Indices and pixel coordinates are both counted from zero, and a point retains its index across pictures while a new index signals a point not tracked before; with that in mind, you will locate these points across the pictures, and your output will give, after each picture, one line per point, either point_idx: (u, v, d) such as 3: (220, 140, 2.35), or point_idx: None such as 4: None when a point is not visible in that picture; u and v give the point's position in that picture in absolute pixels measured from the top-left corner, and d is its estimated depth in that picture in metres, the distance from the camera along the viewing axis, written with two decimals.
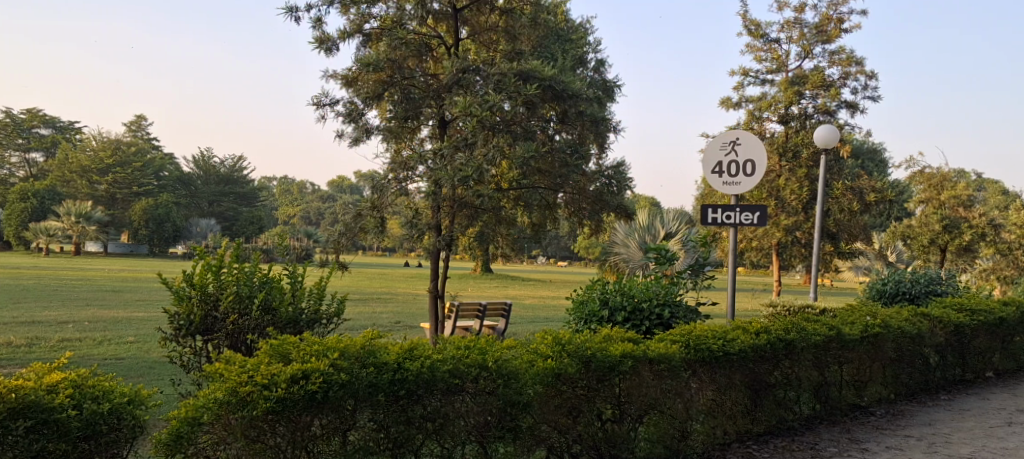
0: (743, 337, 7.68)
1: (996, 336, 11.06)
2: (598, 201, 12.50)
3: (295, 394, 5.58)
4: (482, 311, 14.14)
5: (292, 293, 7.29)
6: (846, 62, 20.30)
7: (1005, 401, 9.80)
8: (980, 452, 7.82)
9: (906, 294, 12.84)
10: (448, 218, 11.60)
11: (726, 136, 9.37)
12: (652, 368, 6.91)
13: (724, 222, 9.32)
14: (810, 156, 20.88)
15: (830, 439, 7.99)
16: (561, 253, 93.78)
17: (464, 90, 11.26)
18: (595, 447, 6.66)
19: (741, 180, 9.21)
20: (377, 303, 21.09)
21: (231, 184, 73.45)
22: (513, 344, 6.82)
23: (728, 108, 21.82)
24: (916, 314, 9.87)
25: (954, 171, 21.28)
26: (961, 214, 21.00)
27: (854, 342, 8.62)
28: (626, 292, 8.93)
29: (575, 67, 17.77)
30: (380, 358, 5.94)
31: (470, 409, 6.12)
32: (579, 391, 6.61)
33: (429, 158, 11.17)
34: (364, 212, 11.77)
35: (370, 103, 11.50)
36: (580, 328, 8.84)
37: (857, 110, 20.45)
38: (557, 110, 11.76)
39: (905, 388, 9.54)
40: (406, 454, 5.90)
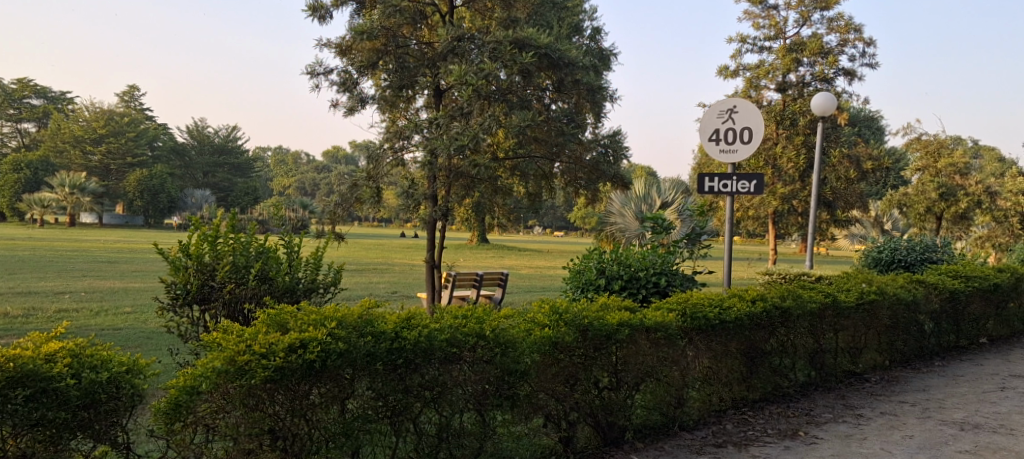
0: (739, 305, 7.69)
1: (990, 302, 11.11)
2: (594, 171, 12.50)
3: (293, 363, 5.58)
4: (479, 280, 14.15)
5: (288, 263, 7.29)
6: (844, 29, 20.24)
7: (999, 367, 9.85)
8: (973, 416, 7.87)
9: (902, 261, 12.88)
10: (444, 188, 11.58)
11: (723, 104, 9.31)
12: (649, 336, 6.94)
13: (721, 191, 9.29)
14: (807, 124, 20.85)
15: (825, 406, 8.05)
16: (558, 222, 93.77)
17: (459, 58, 11.24)
18: (593, 414, 6.71)
19: (738, 148, 9.21)
20: (374, 273, 21.13)
21: (226, 155, 73.25)
22: (510, 312, 6.83)
23: (726, 77, 21.79)
24: (911, 281, 9.91)
25: (951, 138, 21.26)
26: (956, 182, 21.03)
27: (849, 309, 8.65)
28: (622, 261, 8.96)
29: (570, 35, 17.70)
30: (377, 327, 5.94)
31: (468, 378, 6.14)
32: (576, 360, 6.63)
33: (425, 127, 11.15)
34: (360, 182, 11.77)
35: (365, 72, 11.45)
36: (577, 297, 8.86)
37: (854, 77, 20.43)
38: (553, 79, 11.72)
39: (900, 355, 9.60)
40: (404, 422, 5.94)
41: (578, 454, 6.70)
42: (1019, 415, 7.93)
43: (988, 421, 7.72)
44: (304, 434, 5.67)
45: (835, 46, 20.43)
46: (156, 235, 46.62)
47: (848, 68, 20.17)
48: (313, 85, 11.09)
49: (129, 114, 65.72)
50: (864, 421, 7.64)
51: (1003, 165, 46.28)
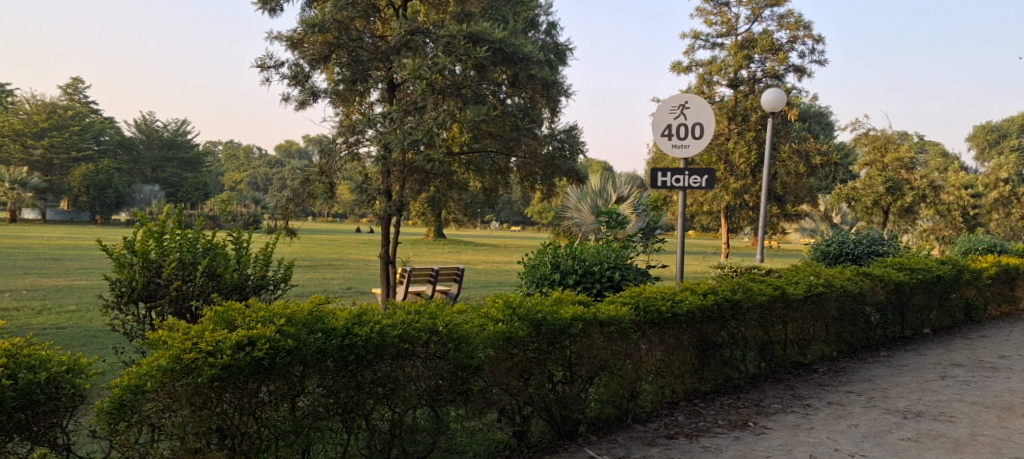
0: (690, 298, 7.78)
1: (934, 293, 11.36)
2: (549, 165, 12.57)
3: (241, 361, 5.54)
4: (434, 275, 14.12)
5: (237, 259, 7.22)
6: (794, 26, 20.49)
7: (941, 356, 10.08)
8: (916, 404, 8.04)
9: (849, 254, 13.08)
10: (398, 183, 11.53)
11: (675, 100, 9.42)
12: (603, 330, 6.98)
13: (673, 185, 9.36)
14: (758, 119, 21.07)
15: (773, 396, 8.17)
16: (514, 217, 94.00)
17: (412, 53, 11.21)
18: (547, 408, 6.75)
19: (690, 143, 9.28)
20: (327, 269, 21.01)
21: (175, 149, 72.40)
22: (463, 307, 6.84)
23: (680, 73, 21.96)
24: (858, 273, 10.10)
25: (897, 133, 21.65)
26: (903, 176, 21.43)
27: (798, 301, 8.78)
28: (577, 256, 9.00)
29: (525, 30, 17.74)
30: (328, 324, 5.92)
31: (421, 373, 6.14)
32: (529, 354, 6.66)
33: (378, 122, 11.11)
34: (312, 177, 11.70)
35: (316, 65, 11.30)
36: (531, 291, 8.87)
37: (804, 73, 20.70)
38: (508, 74, 11.77)
39: (847, 345, 9.78)
40: (356, 418, 5.93)
41: (532, 448, 6.75)
42: (960, 402, 8.12)
43: (929, 409, 7.89)
44: (253, 432, 5.65)
45: (786, 42, 20.70)
46: (97, 230, 45.95)
47: (798, 65, 20.44)
48: (264, 79, 11.01)
49: (74, 107, 64.58)
50: (812, 411, 7.77)
51: (948, 160, 47.24)
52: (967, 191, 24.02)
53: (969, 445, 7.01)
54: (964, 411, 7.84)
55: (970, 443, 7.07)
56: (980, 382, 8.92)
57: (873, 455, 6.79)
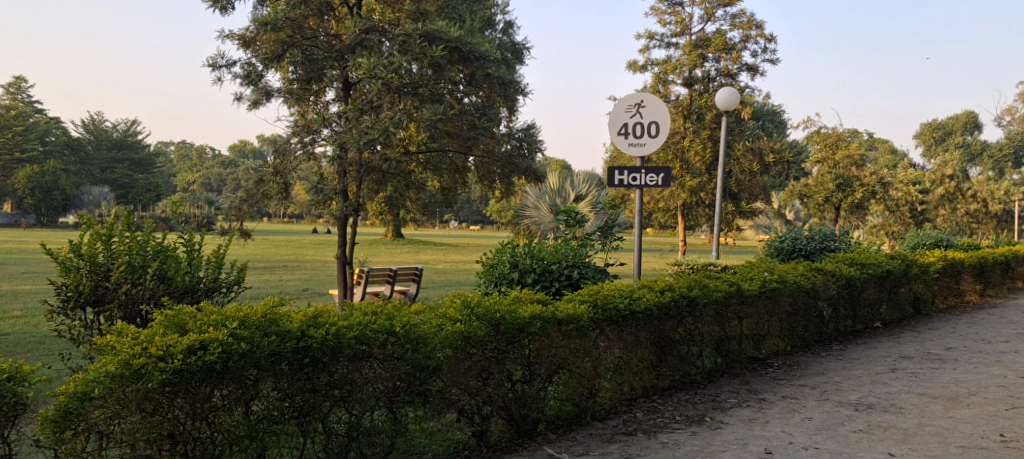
0: (647, 295, 7.81)
1: (884, 287, 11.55)
2: (507, 164, 12.56)
3: (193, 365, 5.45)
4: (392, 276, 14.04)
5: (188, 261, 7.11)
6: (747, 25, 20.69)
7: (892, 349, 10.22)
8: (867, 397, 8.14)
9: (802, 250, 13.23)
10: (354, 183, 11.44)
11: (630, 99, 9.45)
12: (561, 329, 6.99)
13: (630, 184, 9.38)
14: (712, 118, 21.35)
15: (730, 391, 8.23)
16: (473, 216, 93.97)
17: (368, 51, 11.10)
18: (506, 407, 6.73)
19: (646, 142, 9.32)
20: (282, 270, 20.81)
21: (126, 150, 71.33)
22: (421, 308, 6.79)
23: (635, 72, 22.07)
24: (810, 269, 10.21)
25: (847, 131, 22.03)
26: (853, 173, 21.81)
27: (753, 297, 8.85)
28: (535, 255, 8.99)
29: (481, 29, 17.74)
30: (282, 327, 5.85)
31: (378, 375, 6.09)
32: (488, 354, 6.63)
33: (334, 121, 11.02)
34: (266, 177, 11.57)
35: (270, 64, 11.22)
36: (490, 291, 8.84)
37: (757, 72, 20.91)
38: (465, 72, 11.74)
39: (801, 340, 9.88)
40: (312, 422, 5.86)
41: (492, 447, 6.72)
42: (909, 394, 8.23)
43: (880, 401, 7.99)
44: (206, 438, 5.56)
45: (739, 42, 20.90)
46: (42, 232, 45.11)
47: (751, 64, 20.65)
48: (215, 78, 10.87)
49: (17, 107, 63.27)
50: (767, 405, 7.84)
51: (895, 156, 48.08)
52: (915, 187, 24.46)
53: (918, 435, 7.10)
54: (913, 403, 7.94)
55: (919, 433, 7.16)
56: (929, 373, 9.06)
57: (826, 447, 6.85)
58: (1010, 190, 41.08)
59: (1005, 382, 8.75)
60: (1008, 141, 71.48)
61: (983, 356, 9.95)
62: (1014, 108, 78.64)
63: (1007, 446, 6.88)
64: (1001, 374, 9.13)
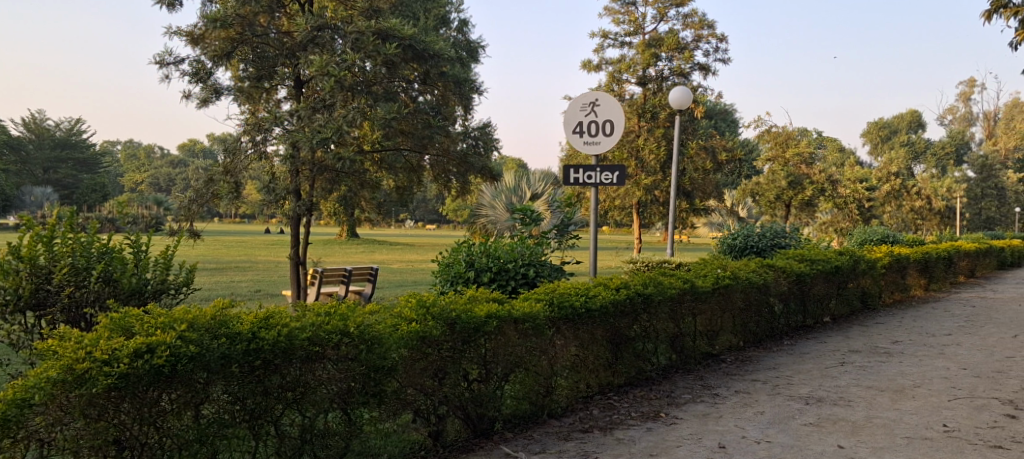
0: (603, 293, 7.80)
1: (833, 283, 11.69)
2: (462, 163, 12.51)
3: (139, 369, 5.33)
4: (347, 276, 13.90)
5: (136, 263, 6.99)
6: (699, 25, 20.83)
7: (841, 343, 10.34)
8: (817, 391, 8.21)
9: (754, 247, 13.34)
10: (307, 182, 11.30)
11: (585, 98, 9.43)
12: (517, 327, 6.95)
13: (585, 182, 9.35)
14: (666, 116, 21.54)
15: (684, 387, 8.25)
16: (429, 215, 93.94)
17: (319, 49, 10.98)
18: (462, 407, 6.68)
19: (601, 140, 9.30)
20: (234, 271, 20.54)
21: (70, 149, 69.99)
22: (375, 308, 6.70)
23: (590, 71, 22.12)
24: (762, 265, 10.30)
25: (797, 129, 22.45)
26: (803, 171, 22.28)
27: (706, 294, 8.90)
28: (491, 253, 8.92)
29: (437, 27, 17.75)
30: (232, 329, 5.73)
31: (331, 376, 6.00)
32: (444, 353, 6.56)
33: (285, 120, 10.88)
34: (216, 177, 11.38)
35: (219, 61, 11.01)
36: (446, 290, 8.76)
37: (709, 72, 21.06)
38: (419, 70, 11.67)
39: (753, 335, 9.96)
40: (264, 425, 5.76)
41: (448, 447, 6.66)
42: (857, 387, 8.31)
43: (829, 394, 8.06)
44: (154, 443, 5.43)
45: (691, 41, 21.02)
46: None
47: (703, 63, 20.80)
48: (163, 76, 10.67)
49: None
50: (720, 400, 7.87)
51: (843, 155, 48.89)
52: (862, 184, 24.93)
53: (866, 427, 7.17)
54: (861, 395, 8.02)
55: (867, 425, 7.22)
56: (876, 366, 9.17)
57: (777, 440, 6.88)
58: (952, 187, 42.10)
59: (948, 374, 8.88)
60: (952, 140, 73.11)
61: (928, 349, 10.11)
62: (956, 107, 80.47)
63: (950, 436, 6.97)
64: (945, 366, 9.27)
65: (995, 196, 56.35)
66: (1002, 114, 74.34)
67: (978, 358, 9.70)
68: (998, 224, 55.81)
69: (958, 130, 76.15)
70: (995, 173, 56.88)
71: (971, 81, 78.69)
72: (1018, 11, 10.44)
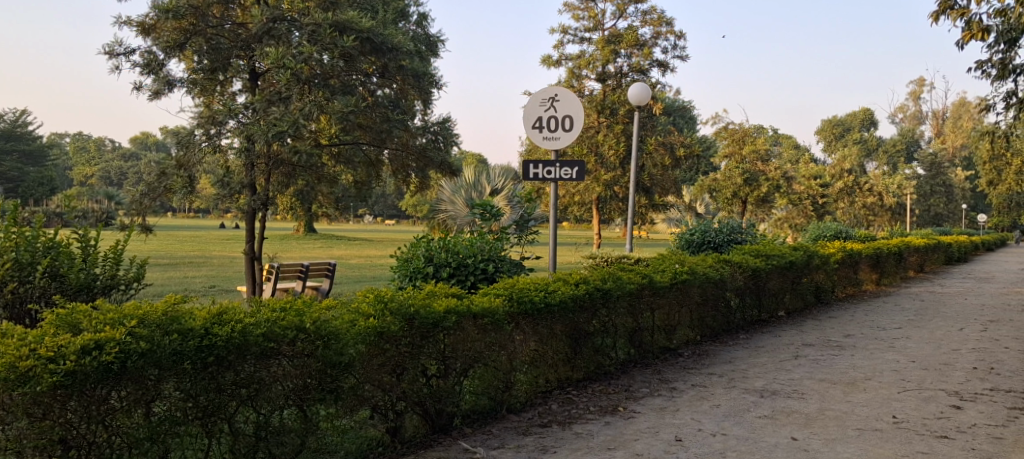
0: (562, 288, 7.78)
1: (787, 277, 11.81)
2: (421, 157, 12.47)
3: (87, 366, 5.21)
4: (304, 271, 13.74)
5: (84, 258, 6.84)
6: (658, 22, 20.92)
7: (795, 337, 10.43)
8: (772, 384, 8.26)
9: (711, 243, 13.41)
10: (263, 176, 11.16)
11: (544, 93, 9.37)
12: (476, 322, 6.90)
13: (544, 178, 9.32)
14: (626, 113, 21.65)
15: (642, 381, 8.27)
16: (388, 210, 93.76)
17: (275, 41, 10.82)
18: (421, 402, 6.62)
19: (561, 136, 9.29)
20: (189, 267, 20.22)
21: (15, 141, 68.57)
22: (333, 303, 6.62)
23: (549, 66, 22.11)
24: (718, 261, 10.37)
25: (754, 126, 22.71)
26: (759, 167, 22.54)
27: (664, 289, 8.94)
28: (450, 249, 8.85)
29: (396, 21, 17.65)
30: (184, 325, 5.62)
31: (287, 373, 5.90)
32: (402, 349, 6.49)
33: (241, 113, 10.73)
34: (169, 170, 11.20)
35: (171, 53, 10.85)
36: (404, 285, 8.68)
37: (668, 68, 21.16)
38: (377, 64, 11.64)
39: (709, 330, 10.01)
40: (218, 422, 5.66)
41: (407, 443, 6.60)
42: (810, 380, 8.39)
43: (783, 387, 8.12)
44: (102, 442, 5.31)
45: (650, 38, 21.12)
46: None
47: (661, 60, 20.89)
48: (113, 66, 10.47)
49: None
50: (677, 394, 7.89)
51: (796, 151, 49.54)
52: (816, 181, 25.34)
53: (819, 419, 7.22)
54: (814, 388, 8.09)
55: (820, 417, 7.28)
56: (828, 359, 9.26)
57: (733, 433, 6.91)
58: (902, 184, 42.88)
59: (898, 366, 8.99)
60: (902, 138, 74.48)
61: (879, 342, 10.23)
62: (906, 105, 81.92)
63: (899, 427, 7.05)
64: (895, 359, 9.39)
65: (942, 193, 57.51)
66: (950, 113, 75.82)
67: (926, 350, 9.83)
68: (946, 220, 57.02)
69: (908, 127, 77.57)
70: (943, 170, 58.06)
71: (920, 80, 80.12)
72: (964, 12, 10.59)
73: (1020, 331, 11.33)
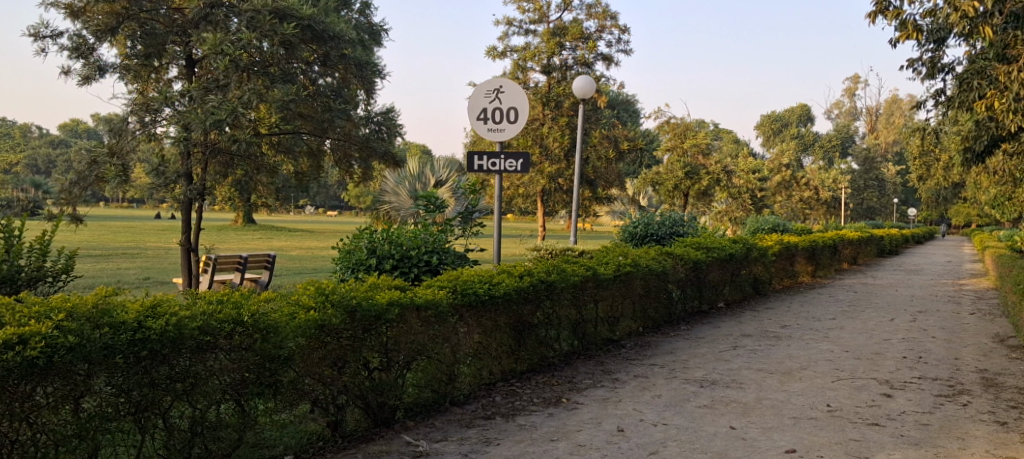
0: (507, 280, 7.70)
1: (726, 269, 11.89)
2: (364, 147, 12.28)
3: (10, 362, 5.01)
4: (243, 263, 13.42)
5: (6, 249, 6.60)
6: (602, 16, 20.93)
7: (734, 328, 10.51)
8: (711, 374, 8.29)
9: (654, 235, 13.46)
10: (200, 165, 10.89)
11: (489, 84, 9.27)
12: (419, 314, 6.79)
13: (489, 169, 9.23)
14: (570, 105, 21.69)
15: (586, 373, 8.25)
16: (329, 200, 93.30)
17: (212, 27, 10.67)
18: (363, 396, 6.50)
19: (505, 128, 9.20)
20: (121, 259, 19.62)
21: None
22: (271, 295, 6.45)
23: (494, 58, 22.00)
24: (660, 253, 10.39)
25: (695, 121, 22.90)
26: (699, 161, 22.85)
27: (608, 281, 8.92)
28: (393, 240, 8.71)
29: (338, 9, 17.42)
30: (116, 318, 5.40)
31: (224, 367, 5.72)
32: (343, 342, 6.35)
33: (176, 100, 10.47)
34: (101, 158, 10.85)
35: (102, 37, 10.52)
36: (347, 277, 8.54)
37: (612, 62, 21.20)
38: (318, 52, 11.50)
39: (651, 321, 10.04)
40: (151, 418, 5.50)
41: (347, 438, 6.51)
42: (748, 370, 8.44)
43: (722, 377, 8.16)
44: (27, 440, 5.14)
45: (594, 31, 21.12)
46: None
47: (606, 53, 20.91)
48: (40, 50, 10.13)
49: None
50: (620, 385, 7.88)
51: (735, 145, 50.09)
52: (755, 175, 25.68)
53: (756, 408, 7.26)
54: (751, 378, 8.14)
55: (757, 406, 7.32)
56: (766, 350, 9.33)
57: (673, 423, 6.91)
58: (836, 179, 43.70)
59: (832, 356, 9.09)
60: (837, 133, 75.87)
61: (813, 333, 10.34)
62: (841, 102, 83.47)
63: (833, 415, 7.11)
64: (829, 349, 9.49)
65: (875, 188, 58.70)
66: (882, 109, 77.50)
67: (858, 340, 9.96)
68: (877, 214, 58.28)
69: (842, 123, 79.17)
70: (876, 165, 59.33)
71: (856, 77, 81.71)
72: (898, 12, 10.74)
73: (947, 321, 11.58)
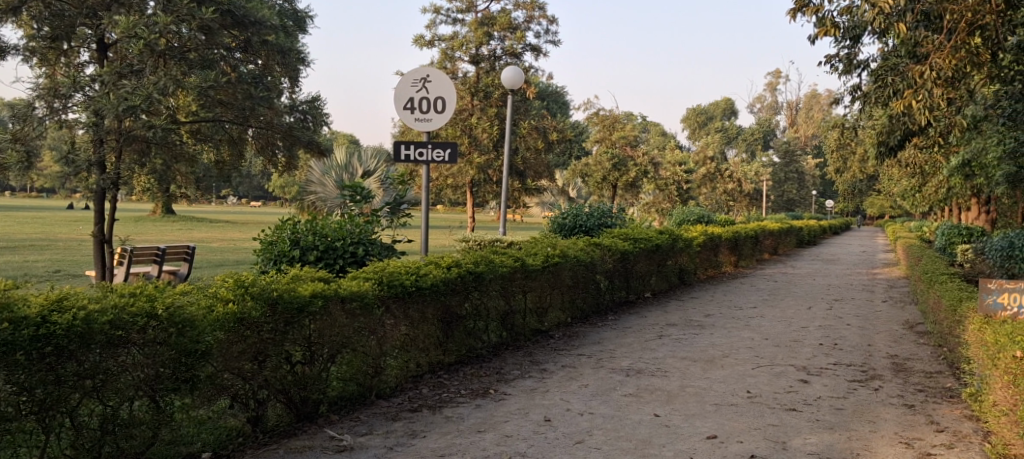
0: (434, 271, 7.57)
1: (652, 260, 11.94)
2: (288, 135, 11.94)
3: None
4: (160, 255, 13.01)
5: None
6: (530, 6, 20.84)
7: (660, 317, 10.55)
8: (636, 363, 8.29)
9: (583, 226, 13.44)
10: (113, 153, 10.52)
11: (416, 72, 9.11)
12: (344, 307, 6.62)
13: (416, 160, 9.06)
14: (499, 96, 21.59)
15: (514, 364, 8.17)
16: (254, 191, 91.81)
17: (125, 9, 10.34)
18: (285, 390, 6.34)
19: (432, 117, 9.06)
20: (32, 251, 18.86)
21: None
22: (189, 288, 6.15)
23: (422, 46, 21.78)
24: (589, 243, 10.35)
25: (623, 113, 23.03)
26: (627, 153, 22.97)
27: (536, 272, 8.85)
28: (318, 231, 8.51)
29: None
30: (17, 312, 5.15)
31: (136, 362, 5.49)
32: (264, 335, 6.16)
33: (87, 86, 10.08)
34: (4, 144, 10.36)
35: (4, 18, 10.08)
36: (269, 270, 8.30)
37: (540, 53, 21.15)
38: (240, 38, 11.31)
39: (579, 312, 10.01)
40: (57, 416, 5.26)
41: (268, 433, 6.31)
42: (672, 358, 8.46)
43: (647, 366, 8.16)
44: None
45: (522, 22, 21.02)
46: None
47: (534, 44, 20.84)
48: None
49: None
50: (547, 375, 7.83)
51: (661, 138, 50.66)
52: (681, 167, 25.96)
53: (680, 396, 7.27)
54: (676, 366, 8.16)
55: (681, 394, 7.33)
56: (690, 339, 9.37)
57: (599, 411, 6.87)
58: (759, 172, 44.54)
59: (752, 344, 9.17)
60: (760, 127, 77.29)
61: (736, 322, 10.43)
62: (764, 96, 85.11)
63: (753, 401, 7.15)
64: (750, 336, 9.57)
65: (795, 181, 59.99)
66: (803, 104, 79.27)
67: (778, 328, 10.09)
68: (798, 206, 59.53)
69: (764, 116, 80.55)
70: (797, 158, 60.63)
71: (778, 72, 83.40)
72: (817, 8, 10.86)
73: (861, 308, 11.80)
